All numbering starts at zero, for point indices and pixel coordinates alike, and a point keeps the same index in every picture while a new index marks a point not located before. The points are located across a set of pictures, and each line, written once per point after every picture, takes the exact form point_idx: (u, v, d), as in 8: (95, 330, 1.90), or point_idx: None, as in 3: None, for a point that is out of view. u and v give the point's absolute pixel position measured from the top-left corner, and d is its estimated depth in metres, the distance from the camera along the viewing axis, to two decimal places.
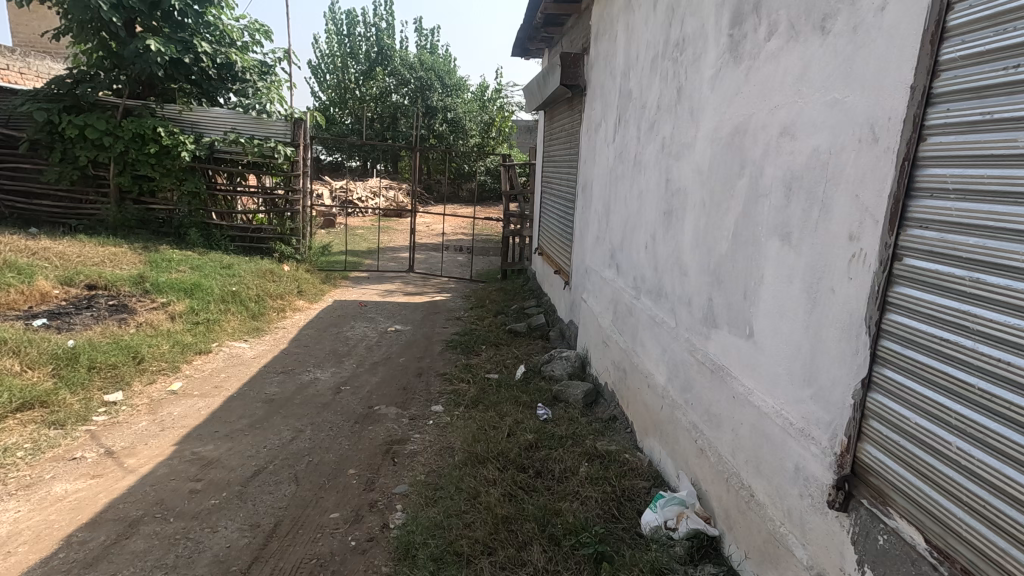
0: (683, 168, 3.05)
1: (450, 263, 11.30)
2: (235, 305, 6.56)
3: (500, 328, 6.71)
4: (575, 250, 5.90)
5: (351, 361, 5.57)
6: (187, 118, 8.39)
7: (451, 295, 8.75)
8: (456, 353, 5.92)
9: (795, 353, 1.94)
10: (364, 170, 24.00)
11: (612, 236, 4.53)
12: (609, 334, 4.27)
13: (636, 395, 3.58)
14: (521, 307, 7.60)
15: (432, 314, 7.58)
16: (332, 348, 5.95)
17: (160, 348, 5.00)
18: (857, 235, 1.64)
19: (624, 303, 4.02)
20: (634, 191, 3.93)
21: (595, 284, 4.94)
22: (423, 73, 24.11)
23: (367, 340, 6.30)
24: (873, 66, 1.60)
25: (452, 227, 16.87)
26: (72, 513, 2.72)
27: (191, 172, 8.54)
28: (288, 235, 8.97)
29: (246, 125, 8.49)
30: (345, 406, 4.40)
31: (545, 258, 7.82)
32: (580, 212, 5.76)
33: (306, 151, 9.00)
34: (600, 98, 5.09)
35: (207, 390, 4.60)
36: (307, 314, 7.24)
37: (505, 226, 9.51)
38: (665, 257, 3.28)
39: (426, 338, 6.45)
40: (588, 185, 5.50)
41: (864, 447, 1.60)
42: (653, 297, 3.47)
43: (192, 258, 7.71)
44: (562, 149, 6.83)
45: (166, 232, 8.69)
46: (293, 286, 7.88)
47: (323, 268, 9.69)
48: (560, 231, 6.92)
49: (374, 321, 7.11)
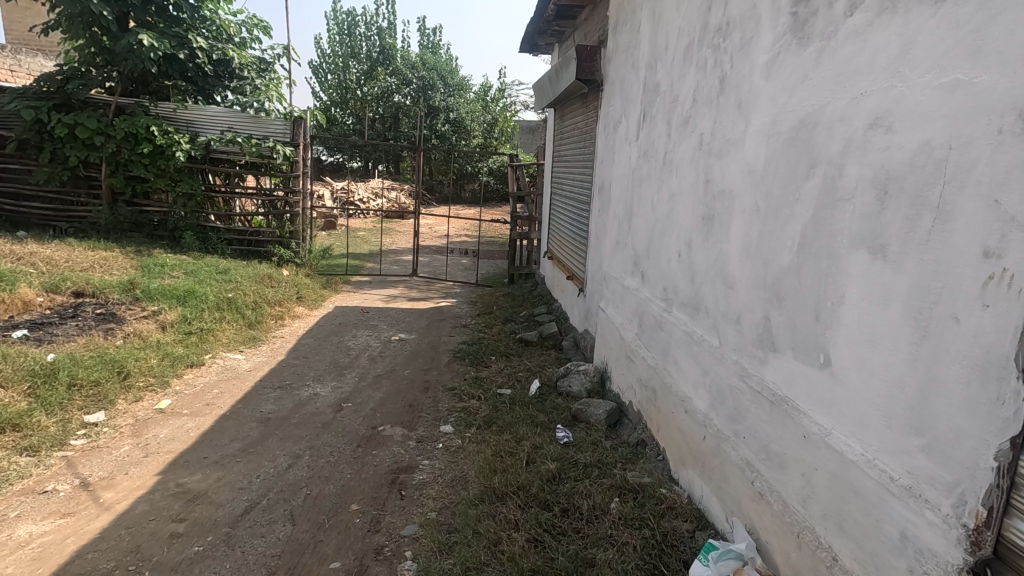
0: (728, 168, 2.71)
1: (455, 266, 10.97)
2: (231, 313, 6.22)
3: (510, 337, 6.36)
4: (591, 253, 5.57)
5: (353, 374, 5.23)
6: (182, 116, 8.06)
7: (457, 301, 8.41)
8: (464, 365, 5.57)
9: (893, 390, 1.59)
10: (365, 171, 23.70)
11: (635, 241, 4.19)
12: (633, 348, 3.93)
13: (668, 419, 3.23)
14: (531, 314, 7.26)
15: (438, 321, 7.24)
16: (333, 359, 5.61)
17: (148, 362, 4.66)
18: (996, 250, 1.30)
19: (651, 316, 3.67)
20: (663, 193, 3.59)
21: (615, 292, 4.61)
22: (425, 73, 23.83)
23: (370, 350, 5.96)
24: (1017, 37, 1.26)
25: (455, 229, 16.54)
26: (33, 565, 2.37)
27: (186, 173, 8.21)
28: (287, 238, 8.65)
29: (243, 125, 8.25)
30: (346, 426, 4.06)
31: (556, 262, 7.49)
32: (596, 214, 5.43)
33: (305, 151, 8.67)
34: (620, 93, 4.74)
35: (198, 408, 4.27)
36: (307, 321, 6.90)
37: (513, 228, 9.19)
38: (704, 267, 2.94)
39: (431, 348, 6.11)
40: (605, 185, 5.17)
41: (1012, 523, 1.27)
42: (688, 311, 3.13)
43: (187, 262, 7.38)
44: (575, 149, 6.49)
45: (160, 234, 8.36)
46: (293, 292, 7.54)
47: (324, 271, 9.35)
48: (572, 234, 6.58)
49: (377, 328, 6.77)
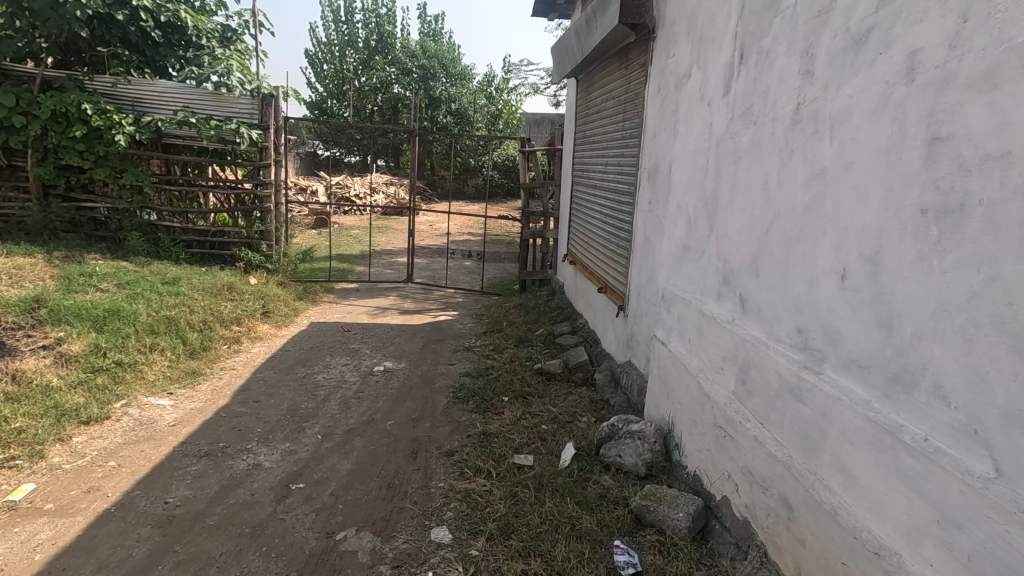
0: (1018, 104, 1.28)
1: (457, 270, 9.59)
2: (166, 339, 4.84)
3: (525, 368, 4.96)
4: (637, 262, 4.18)
5: (316, 429, 3.83)
6: (123, 92, 6.70)
7: (459, 313, 7.02)
8: (467, 411, 4.17)
9: None
10: (363, 166, 22.30)
11: (725, 249, 2.79)
12: (731, 416, 2.53)
13: (828, 570, 1.83)
14: (550, 335, 5.85)
15: (435, 343, 5.83)
16: (293, 404, 4.20)
17: (14, 423, 3.29)
18: None
19: (768, 369, 2.28)
20: (794, 170, 2.19)
21: (684, 318, 3.22)
22: (426, 61, 22.38)
23: (343, 388, 4.56)
24: None
25: (457, 227, 15.16)
26: None
27: (130, 162, 6.85)
28: (256, 239, 7.32)
29: (200, 103, 6.88)
30: (286, 535, 2.67)
31: (579, 268, 6.11)
32: (647, 208, 4.03)
33: (277, 135, 7.29)
34: (690, 33, 3.33)
35: (71, 499, 2.87)
36: (271, 345, 5.52)
37: (524, 226, 7.79)
38: (927, 307, 1.53)
39: (425, 383, 4.71)
40: (661, 166, 3.78)
41: None
42: (873, 383, 1.73)
43: (126, 271, 6.02)
44: (609, 127, 5.10)
45: (102, 236, 7.01)
46: (257, 305, 6.18)
47: (304, 277, 8.00)
48: (604, 234, 5.19)
49: (357, 355, 5.36)
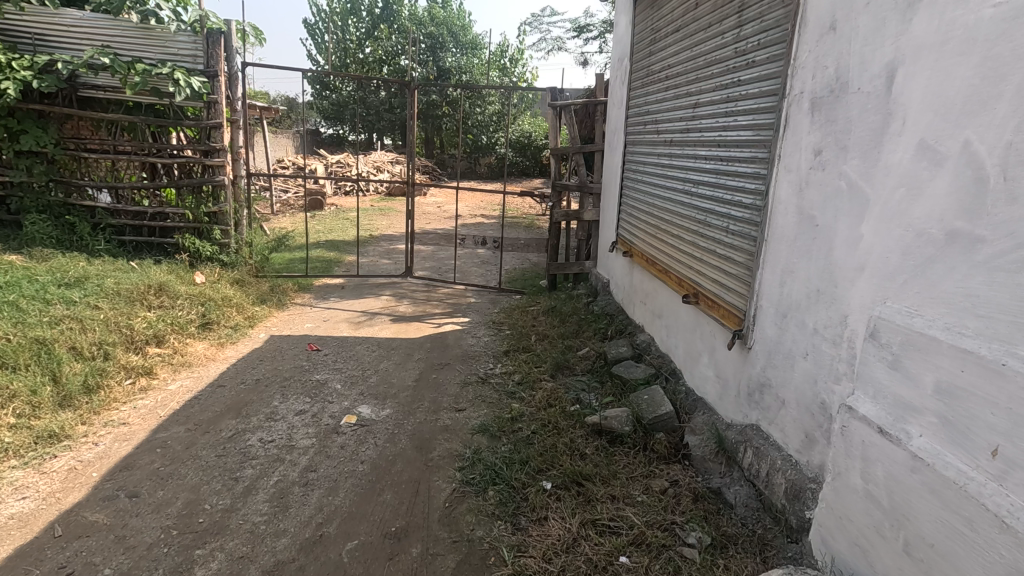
0: None
1: (469, 261, 7.85)
2: (23, 378, 3.15)
3: (573, 421, 3.20)
4: (781, 261, 2.42)
5: (213, 567, 2.12)
6: (18, 25, 5.02)
7: (471, 321, 5.28)
8: (484, 518, 2.45)
9: None
10: (367, 143, 20.47)
11: None
12: None
13: None
14: (600, 360, 4.08)
15: (436, 371, 4.08)
16: (191, 502, 2.49)
17: None
18: None
19: None
20: None
21: (963, 395, 1.47)
22: (435, 28, 20.32)
23: (285, 464, 2.83)
24: None
25: (469, 209, 13.43)
26: None
27: (35, 120, 5.21)
28: (206, 223, 5.61)
29: (123, 40, 5.14)
30: None
31: (640, 261, 4.32)
32: (811, 165, 2.24)
33: (231, 87, 5.53)
34: None
35: None
36: (200, 375, 3.83)
37: (554, 205, 5.99)
38: None
39: (417, 451, 2.98)
40: (855, 79, 1.99)
41: None
42: None
43: (12, 267, 4.39)
44: (704, 46, 3.29)
45: (5, 220, 5.42)
46: (193, 313, 4.50)
47: (276, 272, 6.31)
48: (692, 212, 3.39)
49: (321, 394, 3.63)
